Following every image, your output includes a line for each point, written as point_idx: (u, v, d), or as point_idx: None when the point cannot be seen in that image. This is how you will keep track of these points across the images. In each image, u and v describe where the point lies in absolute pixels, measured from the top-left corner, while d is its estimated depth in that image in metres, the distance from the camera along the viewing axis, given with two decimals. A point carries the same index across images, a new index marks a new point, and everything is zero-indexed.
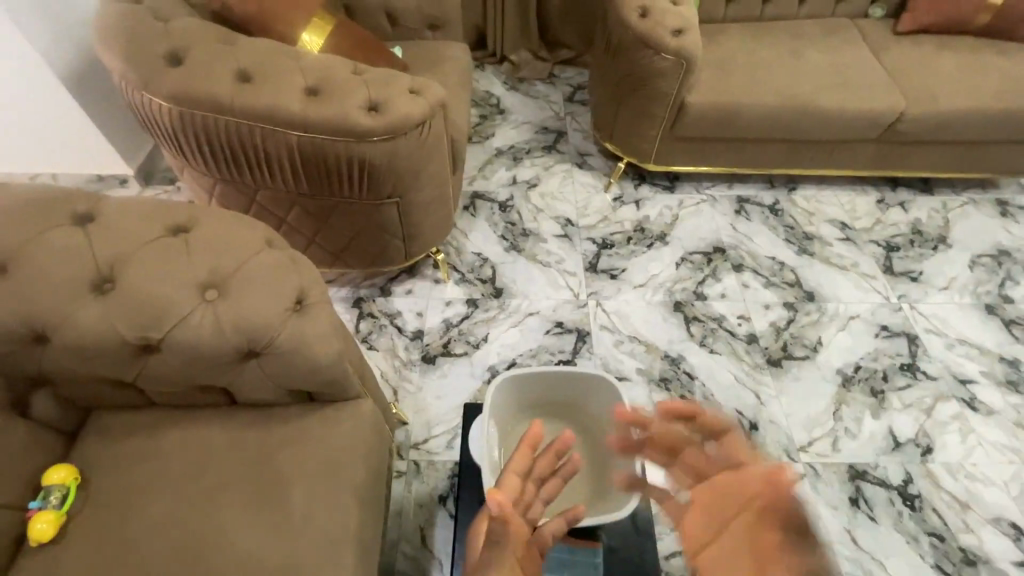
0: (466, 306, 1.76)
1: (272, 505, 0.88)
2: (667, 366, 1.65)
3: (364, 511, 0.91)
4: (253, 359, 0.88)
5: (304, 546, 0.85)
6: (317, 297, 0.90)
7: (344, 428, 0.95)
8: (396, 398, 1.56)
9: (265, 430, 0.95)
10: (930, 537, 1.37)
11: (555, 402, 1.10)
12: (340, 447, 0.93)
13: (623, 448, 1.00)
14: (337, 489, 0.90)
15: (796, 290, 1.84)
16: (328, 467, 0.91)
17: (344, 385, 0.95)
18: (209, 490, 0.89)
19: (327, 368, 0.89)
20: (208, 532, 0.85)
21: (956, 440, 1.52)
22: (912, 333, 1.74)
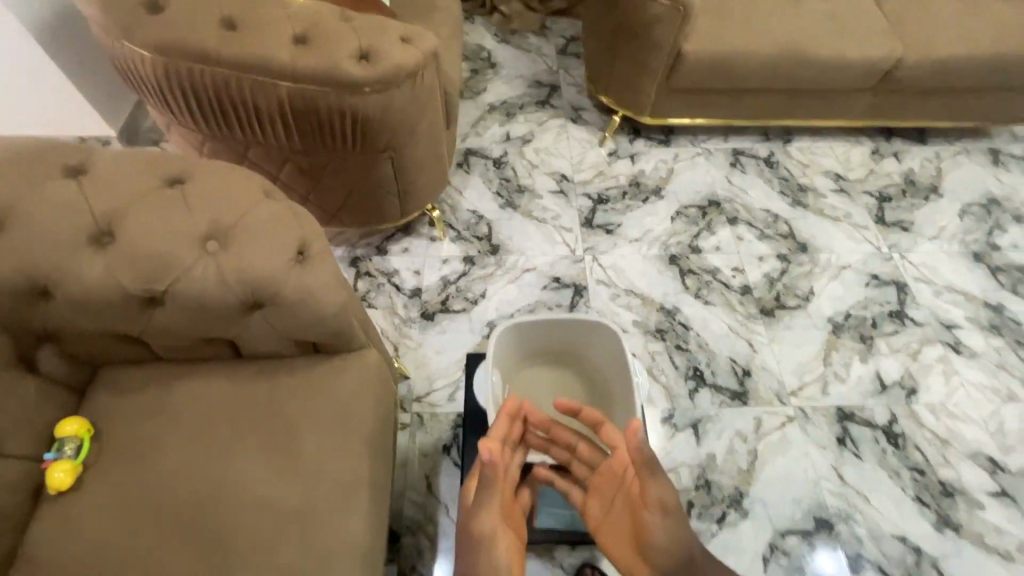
0: (463, 263, 1.77)
1: (282, 453, 0.90)
2: (662, 318, 1.67)
3: (375, 455, 0.93)
4: (258, 311, 0.88)
5: (316, 492, 0.87)
6: (319, 249, 0.90)
7: (350, 378, 0.97)
8: (397, 354, 1.58)
9: (271, 382, 0.96)
10: (912, 471, 1.43)
11: (557, 348, 1.12)
12: (346, 397, 0.95)
13: (624, 392, 1.03)
14: (346, 436, 0.92)
15: (789, 242, 1.85)
16: (336, 416, 0.93)
17: (350, 336, 0.97)
18: (223, 439, 0.91)
19: (333, 319, 0.91)
20: (224, 478, 0.88)
21: (939, 381, 1.58)
22: (901, 282, 1.77)
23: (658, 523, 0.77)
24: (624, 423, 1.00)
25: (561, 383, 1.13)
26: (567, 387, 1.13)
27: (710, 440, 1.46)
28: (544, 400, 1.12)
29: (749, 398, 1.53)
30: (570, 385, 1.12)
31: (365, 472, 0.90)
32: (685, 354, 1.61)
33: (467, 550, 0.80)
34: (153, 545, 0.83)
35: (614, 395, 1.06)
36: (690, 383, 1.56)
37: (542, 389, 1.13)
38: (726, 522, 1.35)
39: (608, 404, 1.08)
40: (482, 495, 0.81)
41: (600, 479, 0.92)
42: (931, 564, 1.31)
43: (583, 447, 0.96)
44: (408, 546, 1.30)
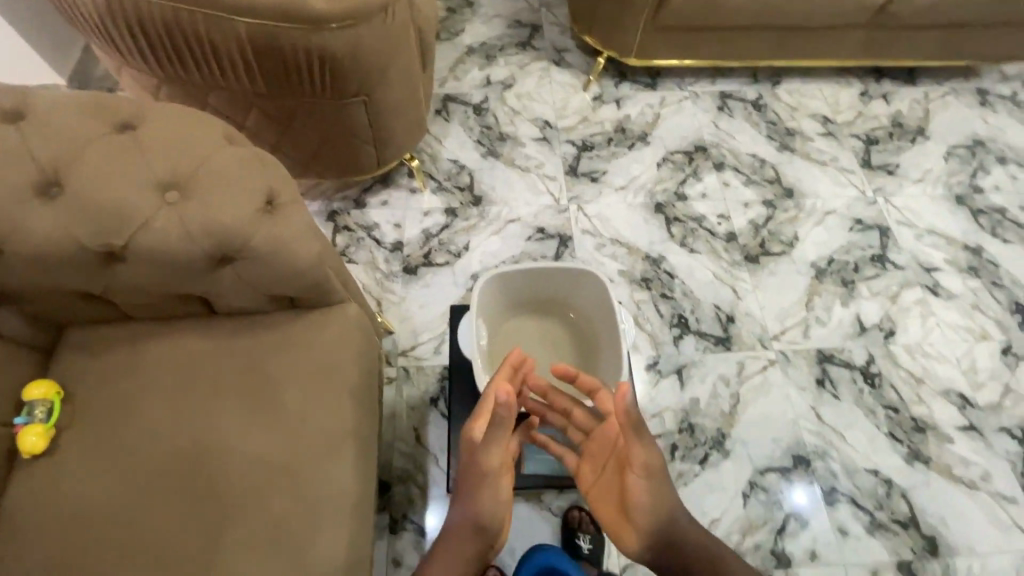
0: (445, 215, 1.72)
1: (265, 410, 0.88)
2: (648, 267, 1.66)
3: (361, 408, 0.92)
4: (228, 265, 0.84)
5: (300, 448, 0.86)
6: (289, 198, 0.85)
7: (331, 334, 0.94)
8: (380, 309, 1.55)
9: (249, 339, 0.93)
10: (887, 409, 1.47)
11: (544, 298, 1.10)
12: (328, 352, 0.93)
13: (611, 341, 1.02)
14: (330, 392, 0.90)
15: (775, 187, 1.83)
16: (318, 372, 0.91)
17: (328, 290, 0.93)
18: (202, 396, 0.89)
19: (309, 273, 0.87)
20: (204, 435, 0.86)
21: (916, 323, 1.61)
22: (884, 227, 1.78)
23: (643, 485, 0.78)
24: (611, 371, 1.00)
25: (546, 333, 1.12)
26: (554, 338, 1.11)
27: (694, 385, 1.48)
28: (530, 350, 1.11)
29: (732, 343, 1.55)
30: (556, 335, 1.11)
31: (351, 426, 0.88)
32: (670, 302, 1.61)
33: (468, 492, 0.82)
34: (136, 503, 0.82)
35: (601, 345, 1.05)
36: (675, 330, 1.56)
37: (528, 339, 1.11)
38: (708, 463, 1.38)
39: (595, 354, 1.07)
40: (495, 430, 0.79)
41: (594, 444, 0.91)
42: (901, 494, 1.37)
43: (578, 412, 0.95)
44: (398, 495, 1.32)
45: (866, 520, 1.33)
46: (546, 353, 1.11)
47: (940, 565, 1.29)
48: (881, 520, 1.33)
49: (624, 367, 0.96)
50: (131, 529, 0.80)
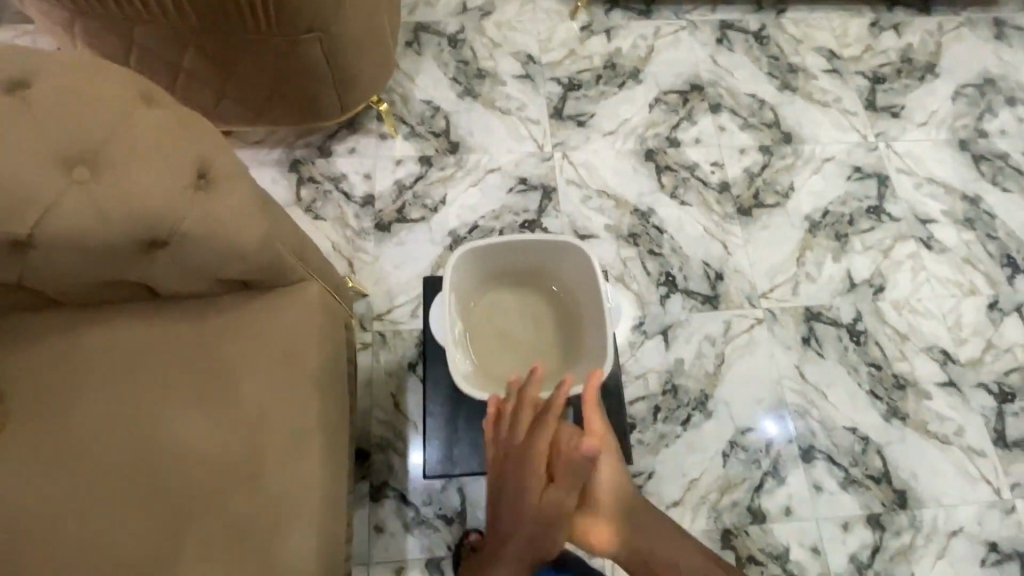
0: (420, 165, 1.58)
1: (221, 407, 0.81)
2: (636, 221, 1.57)
3: (327, 398, 0.86)
4: (157, 253, 0.73)
5: (263, 447, 0.80)
6: (225, 169, 0.74)
7: (290, 318, 0.86)
8: (351, 270, 1.46)
9: (198, 328, 0.84)
10: (869, 367, 1.47)
11: (523, 274, 1.02)
12: (287, 339, 0.85)
13: (596, 315, 0.94)
14: (292, 383, 0.83)
15: (773, 132, 1.71)
16: (278, 362, 0.84)
17: (284, 270, 0.84)
18: (149, 392, 0.81)
19: (258, 256, 0.77)
20: (155, 435, 0.80)
21: (907, 278, 1.57)
22: (884, 175, 1.69)
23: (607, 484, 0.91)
24: (595, 349, 0.93)
25: (530, 314, 1.03)
26: (535, 316, 1.03)
27: (679, 345, 1.45)
28: (510, 331, 1.03)
29: (720, 302, 1.50)
30: (541, 316, 1.03)
31: (317, 421, 0.83)
32: (658, 259, 1.53)
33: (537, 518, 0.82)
34: (88, 511, 0.76)
35: (585, 321, 0.98)
36: (662, 289, 1.50)
37: (506, 320, 1.03)
38: (690, 424, 1.38)
39: (578, 332, 0.99)
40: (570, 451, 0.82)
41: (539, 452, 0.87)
42: (876, 451, 1.39)
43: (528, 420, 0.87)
44: (378, 464, 1.30)
45: (841, 476, 1.36)
46: (527, 333, 1.02)
47: (907, 517, 1.34)
48: (854, 476, 1.37)
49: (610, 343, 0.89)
50: (83, 539, 0.75)
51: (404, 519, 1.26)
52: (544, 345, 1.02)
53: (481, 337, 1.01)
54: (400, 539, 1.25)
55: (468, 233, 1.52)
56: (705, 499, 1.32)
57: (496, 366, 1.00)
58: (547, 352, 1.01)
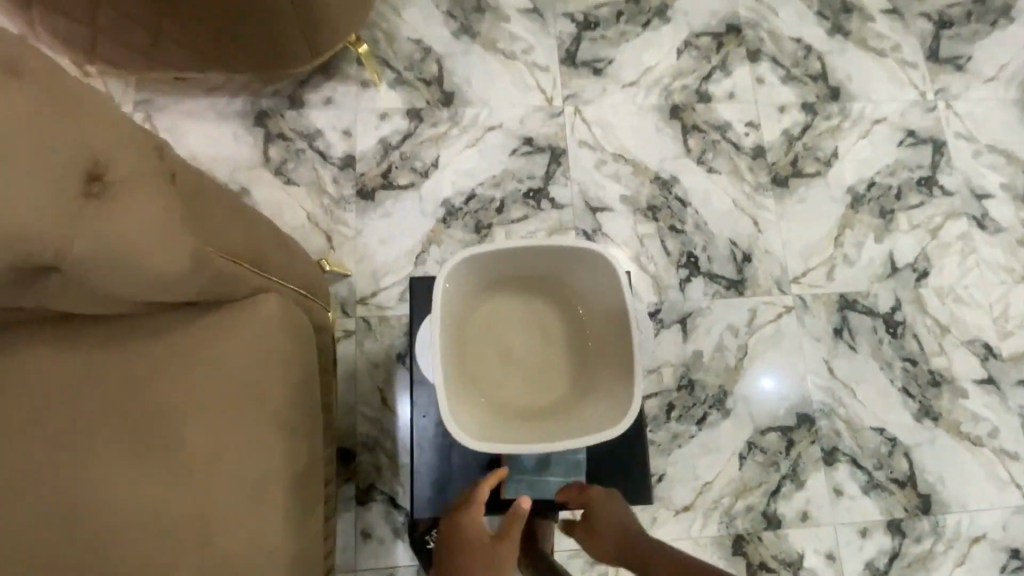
0: (408, 120, 1.36)
1: (165, 444, 0.72)
2: (657, 191, 1.37)
3: (291, 442, 0.74)
4: (46, 278, 0.67)
5: (214, 492, 0.71)
6: (124, 174, 0.66)
7: (241, 341, 0.74)
8: (330, 245, 1.28)
9: (137, 353, 0.74)
10: (904, 362, 1.34)
11: (529, 284, 0.88)
12: (239, 365, 0.73)
13: (619, 335, 0.81)
14: (245, 419, 0.72)
15: (819, 86, 1.48)
16: (227, 393, 0.73)
17: (226, 287, 0.73)
18: (87, 432, 0.72)
19: (172, 282, 0.69)
20: (95, 482, 0.71)
21: (954, 262, 1.40)
22: (939, 141, 1.48)
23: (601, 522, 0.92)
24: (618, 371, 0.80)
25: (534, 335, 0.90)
26: (543, 335, 0.89)
27: (698, 336, 1.31)
28: (510, 352, 0.88)
29: (746, 287, 1.34)
30: (545, 336, 0.90)
31: (276, 471, 0.72)
32: (679, 237, 1.35)
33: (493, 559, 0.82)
34: (23, 563, 0.69)
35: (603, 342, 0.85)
36: (682, 272, 1.34)
37: (506, 339, 0.89)
38: (706, 423, 1.27)
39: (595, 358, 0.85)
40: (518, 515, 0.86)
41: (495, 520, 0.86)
42: (903, 453, 1.29)
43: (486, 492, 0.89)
44: (364, 465, 1.18)
45: (863, 480, 1.27)
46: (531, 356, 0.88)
47: (929, 522, 1.26)
48: (878, 480, 1.27)
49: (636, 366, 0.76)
50: None
51: (393, 525, 1.16)
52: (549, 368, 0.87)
53: (474, 361, 0.86)
54: (389, 545, 1.15)
55: (464, 203, 1.32)
56: (717, 503, 1.23)
57: (489, 394, 0.85)
58: (552, 377, 0.88)
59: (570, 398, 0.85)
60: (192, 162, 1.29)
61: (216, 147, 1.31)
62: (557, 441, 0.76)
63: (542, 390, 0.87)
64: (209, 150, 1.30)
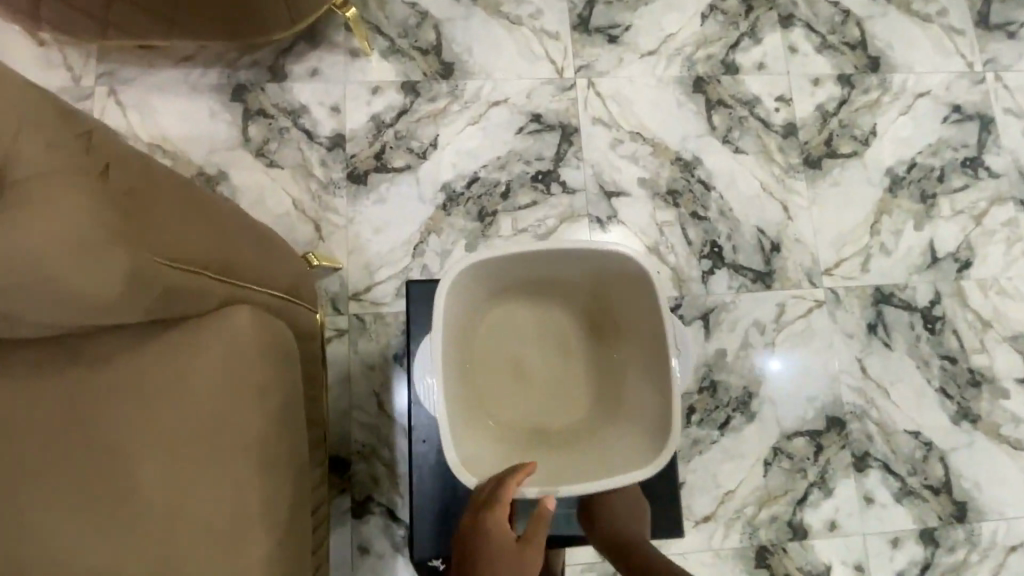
0: (403, 94, 1.22)
1: (120, 487, 0.61)
2: (678, 174, 1.25)
3: (272, 480, 0.63)
4: None
5: (180, 541, 0.60)
6: (31, 176, 0.53)
7: (208, 363, 0.63)
8: (319, 235, 1.16)
9: (83, 381, 0.63)
10: (942, 360, 1.24)
11: (537, 287, 0.94)
12: (207, 391, 0.63)
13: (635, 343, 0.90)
14: (215, 453, 0.62)
15: (857, 56, 1.34)
16: (193, 425, 0.62)
17: (184, 300, 0.62)
18: (30, 475, 0.62)
19: (108, 301, 0.57)
20: (43, 536, 0.60)
21: (999, 251, 1.29)
22: (987, 117, 1.34)
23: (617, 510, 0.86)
24: (659, 402, 0.83)
25: (537, 338, 0.97)
26: (553, 338, 0.97)
27: (722, 333, 1.20)
28: (519, 355, 0.96)
29: (774, 280, 1.23)
30: (546, 337, 0.97)
31: (255, 516, 0.62)
32: (702, 225, 1.24)
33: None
34: None
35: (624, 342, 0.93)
36: (705, 263, 1.22)
37: (516, 341, 0.96)
38: (729, 428, 1.18)
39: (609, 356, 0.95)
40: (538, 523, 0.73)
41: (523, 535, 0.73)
42: (939, 458, 1.20)
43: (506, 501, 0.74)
44: (361, 475, 1.09)
45: (896, 487, 1.19)
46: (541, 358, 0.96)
47: (964, 531, 1.19)
48: (911, 486, 1.19)
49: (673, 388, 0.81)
50: None
51: (393, 539, 1.08)
52: (563, 371, 0.96)
53: (485, 366, 0.94)
54: (389, 561, 1.07)
55: (465, 188, 1.20)
56: (740, 512, 1.15)
57: (504, 401, 0.94)
58: (558, 377, 0.96)
59: (585, 403, 0.95)
60: (163, 141, 1.16)
61: (190, 126, 1.17)
62: (585, 462, 0.86)
63: (551, 391, 0.95)
64: (182, 129, 1.17)
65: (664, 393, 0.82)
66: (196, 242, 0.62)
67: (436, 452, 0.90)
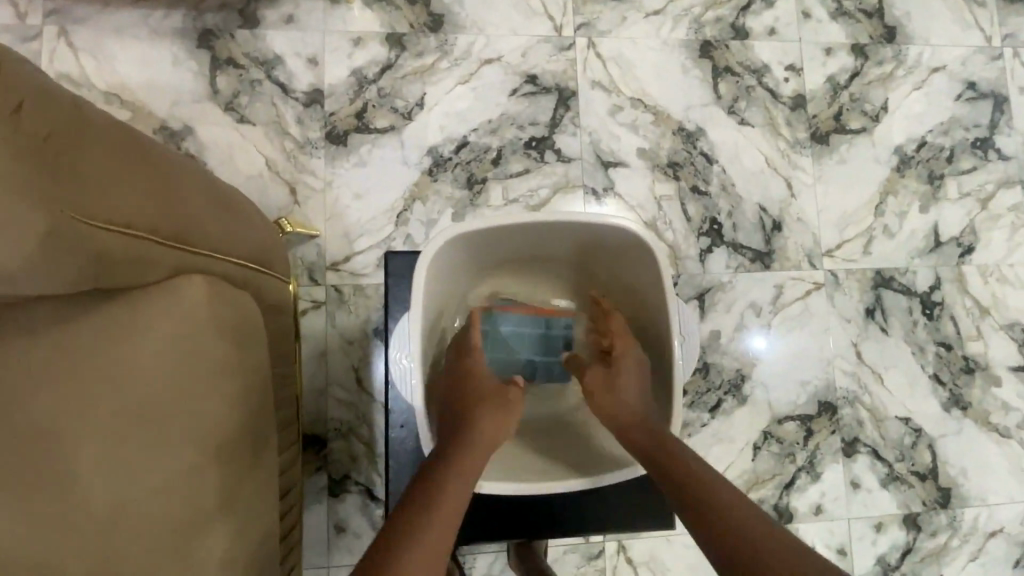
0: (387, 48, 1.12)
1: (55, 476, 0.54)
2: (680, 145, 1.18)
3: (233, 457, 0.60)
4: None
5: (126, 539, 0.54)
6: None
7: (158, 342, 0.56)
8: (295, 199, 1.08)
9: (16, 357, 0.55)
10: (938, 347, 1.21)
11: (530, 256, 0.89)
12: (157, 373, 0.56)
13: (637, 318, 0.86)
14: (164, 443, 0.56)
15: (873, 25, 1.26)
16: (141, 411, 0.55)
17: (124, 269, 0.53)
18: None
19: (19, 269, 0.46)
20: None
21: (1003, 237, 1.25)
22: (1002, 96, 1.28)
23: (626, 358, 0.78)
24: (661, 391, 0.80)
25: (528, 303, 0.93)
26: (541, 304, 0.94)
27: (717, 314, 1.16)
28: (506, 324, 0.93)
29: (773, 260, 1.18)
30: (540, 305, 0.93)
31: (215, 496, 0.57)
32: (702, 200, 1.18)
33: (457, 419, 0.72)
34: None
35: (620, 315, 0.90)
36: (703, 241, 1.17)
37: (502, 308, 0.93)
38: (720, 411, 1.15)
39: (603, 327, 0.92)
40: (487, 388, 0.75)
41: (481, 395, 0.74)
42: (927, 445, 1.19)
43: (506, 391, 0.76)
44: (338, 452, 1.05)
45: (883, 472, 1.18)
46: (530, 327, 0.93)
47: (946, 517, 1.18)
48: (898, 472, 1.18)
49: (680, 373, 0.76)
50: None
51: (371, 518, 1.04)
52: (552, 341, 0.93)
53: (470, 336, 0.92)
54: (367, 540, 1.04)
55: (454, 153, 1.12)
56: None
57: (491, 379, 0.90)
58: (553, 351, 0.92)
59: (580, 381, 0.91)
60: (122, 90, 1.06)
61: (151, 73, 1.07)
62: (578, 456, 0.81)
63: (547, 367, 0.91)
64: (142, 77, 1.06)
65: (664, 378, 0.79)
66: (136, 201, 0.53)
67: (414, 438, 0.85)
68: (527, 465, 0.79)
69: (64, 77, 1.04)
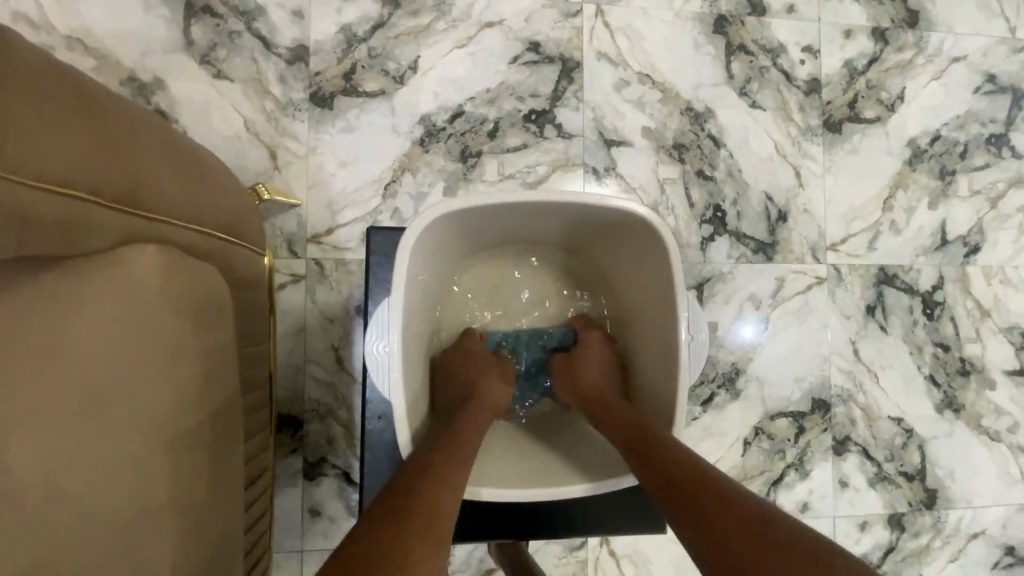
0: (380, 4, 1.03)
1: None
2: (687, 124, 1.12)
3: (186, 452, 0.56)
4: None
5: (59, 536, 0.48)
6: None
7: (103, 321, 0.51)
8: (275, 164, 1.00)
9: None
10: (936, 347, 1.19)
11: (528, 234, 0.83)
12: (96, 355, 0.51)
13: (639, 305, 0.81)
14: (107, 432, 0.51)
15: (895, 8, 1.19)
16: (74, 397, 0.50)
17: (61, 234, 0.47)
18: None
19: None
20: None
21: (1010, 238, 1.22)
22: (1021, 91, 1.23)
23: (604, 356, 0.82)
24: (659, 387, 0.75)
25: (523, 278, 0.90)
26: (536, 276, 0.90)
27: (716, 305, 1.12)
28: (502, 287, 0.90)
29: (775, 252, 1.14)
30: (536, 279, 0.90)
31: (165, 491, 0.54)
32: (707, 186, 1.12)
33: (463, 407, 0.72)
34: None
35: (618, 299, 0.86)
36: (705, 229, 1.12)
37: (497, 276, 0.89)
38: (712, 404, 1.12)
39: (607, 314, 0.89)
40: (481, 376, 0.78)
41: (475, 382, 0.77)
42: (917, 445, 1.18)
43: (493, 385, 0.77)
44: (313, 436, 1.00)
45: (871, 472, 1.16)
46: (525, 292, 0.90)
47: (931, 518, 1.18)
48: (886, 473, 1.16)
49: (682, 378, 0.71)
50: None
51: (346, 503, 1.00)
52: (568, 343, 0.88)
53: (462, 304, 0.88)
54: (341, 524, 1.00)
55: (448, 123, 1.04)
56: None
57: None
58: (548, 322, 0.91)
59: None
60: (85, 35, 0.96)
61: (118, 17, 0.97)
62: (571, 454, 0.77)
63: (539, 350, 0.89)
64: (108, 21, 0.97)
65: (665, 374, 0.74)
66: (76, 156, 0.47)
67: (392, 431, 0.80)
68: (520, 467, 0.75)
69: (20, 17, 0.94)
